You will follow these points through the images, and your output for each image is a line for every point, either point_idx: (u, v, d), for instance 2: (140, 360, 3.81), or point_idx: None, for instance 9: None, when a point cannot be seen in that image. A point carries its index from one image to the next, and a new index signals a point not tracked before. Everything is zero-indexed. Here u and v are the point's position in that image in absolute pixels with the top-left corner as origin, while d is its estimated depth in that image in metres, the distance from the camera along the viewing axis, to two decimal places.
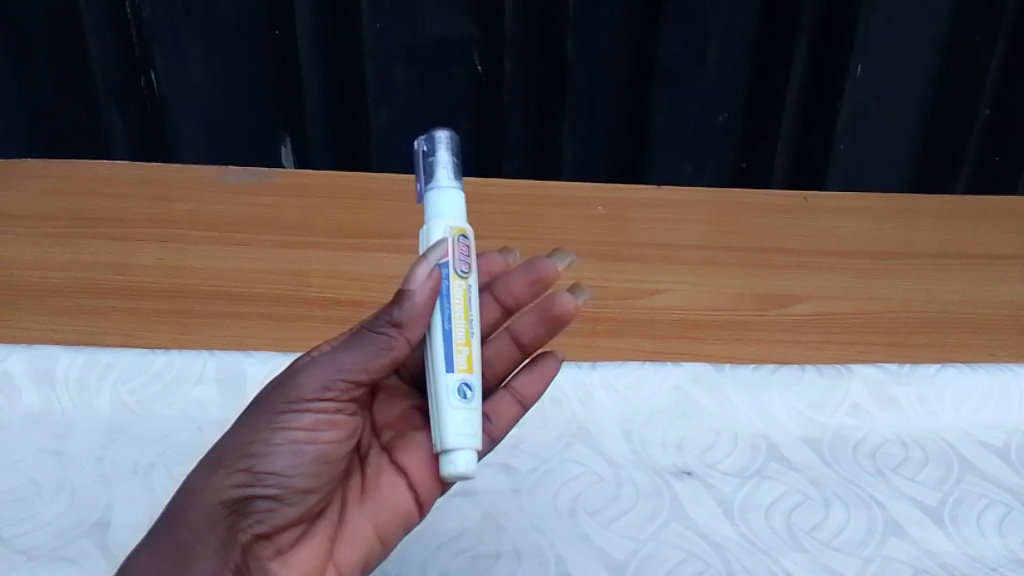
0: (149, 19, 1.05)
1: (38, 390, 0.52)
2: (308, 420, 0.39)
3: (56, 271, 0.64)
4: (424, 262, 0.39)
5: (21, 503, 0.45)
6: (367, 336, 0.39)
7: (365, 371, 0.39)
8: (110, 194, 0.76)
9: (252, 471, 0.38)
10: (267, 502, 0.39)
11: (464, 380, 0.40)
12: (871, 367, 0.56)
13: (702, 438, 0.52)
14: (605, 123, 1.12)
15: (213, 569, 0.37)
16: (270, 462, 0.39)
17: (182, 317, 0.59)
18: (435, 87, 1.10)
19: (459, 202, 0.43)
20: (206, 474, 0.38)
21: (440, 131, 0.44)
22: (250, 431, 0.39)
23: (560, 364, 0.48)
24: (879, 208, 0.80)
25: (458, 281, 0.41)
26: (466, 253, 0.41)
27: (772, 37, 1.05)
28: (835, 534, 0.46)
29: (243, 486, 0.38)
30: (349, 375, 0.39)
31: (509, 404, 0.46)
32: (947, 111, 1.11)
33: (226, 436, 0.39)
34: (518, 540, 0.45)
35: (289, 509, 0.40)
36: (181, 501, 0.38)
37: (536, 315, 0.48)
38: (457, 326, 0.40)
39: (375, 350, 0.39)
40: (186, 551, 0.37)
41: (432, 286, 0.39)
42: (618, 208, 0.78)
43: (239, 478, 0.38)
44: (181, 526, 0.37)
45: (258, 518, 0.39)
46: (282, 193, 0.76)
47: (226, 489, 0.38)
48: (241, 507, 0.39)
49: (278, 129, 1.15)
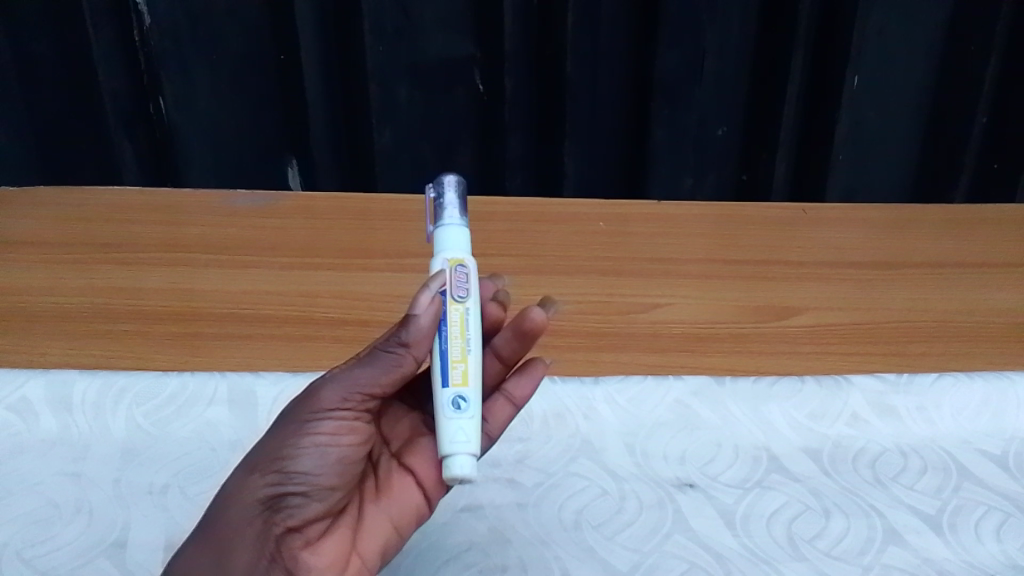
0: (156, 46, 1.07)
1: (56, 414, 0.53)
2: (331, 425, 0.40)
3: (70, 297, 0.66)
4: (427, 289, 0.41)
5: (40, 525, 0.46)
6: (378, 355, 0.41)
7: (378, 385, 0.41)
8: (121, 220, 0.77)
9: (282, 471, 0.39)
10: (296, 499, 0.40)
11: (459, 393, 0.40)
12: (870, 377, 0.58)
13: (704, 450, 0.53)
14: (606, 139, 1.13)
15: (249, 563, 0.38)
16: (299, 461, 0.39)
17: (193, 339, 0.61)
18: (437, 106, 1.12)
19: (464, 238, 0.45)
20: (241, 476, 0.40)
21: (448, 177, 0.48)
22: (280, 437, 0.40)
23: (546, 369, 0.48)
24: (878, 218, 0.81)
25: (456, 305, 0.42)
26: (464, 280, 0.42)
27: (768, 51, 1.07)
28: (834, 543, 0.47)
29: (277, 481, 0.39)
30: (362, 389, 0.41)
31: (504, 407, 0.47)
32: (945, 120, 1.12)
33: (258, 443, 0.41)
34: (524, 554, 0.46)
35: (317, 504, 0.40)
36: (220, 502, 0.40)
37: (509, 330, 0.47)
38: (452, 344, 0.41)
39: (384, 366, 0.41)
40: (225, 546, 0.39)
41: (433, 309, 0.41)
42: (619, 224, 0.79)
43: (271, 479, 0.39)
44: (219, 526, 0.39)
45: (290, 512, 0.39)
46: (290, 216, 0.78)
47: (261, 486, 0.39)
48: (274, 502, 0.39)
49: (284, 151, 1.17)
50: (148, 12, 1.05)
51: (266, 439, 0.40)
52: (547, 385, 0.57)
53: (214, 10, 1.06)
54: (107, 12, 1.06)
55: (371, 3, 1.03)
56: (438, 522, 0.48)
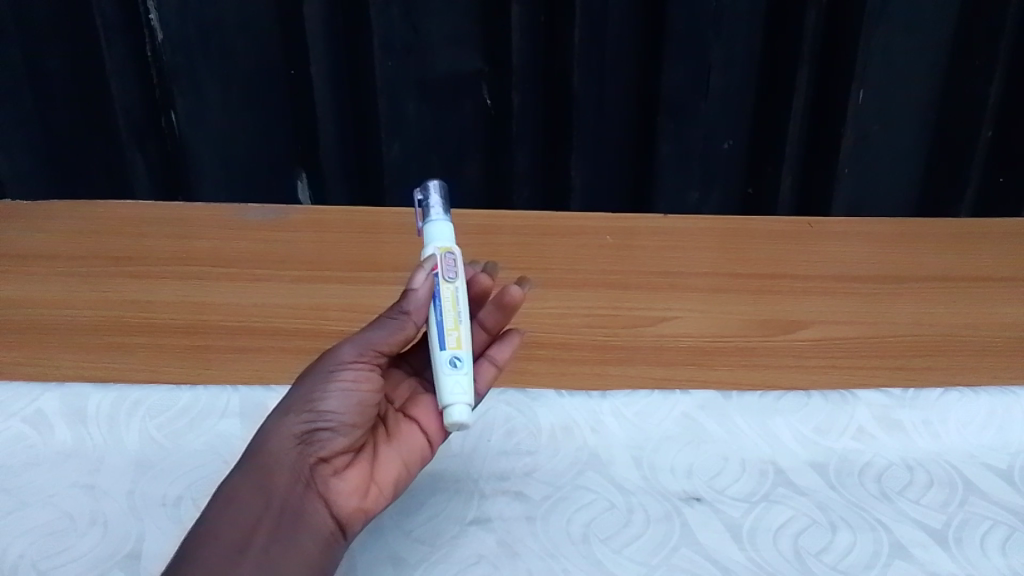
0: (168, 61, 1.08)
1: (71, 427, 0.54)
2: (354, 373, 0.45)
3: (84, 310, 0.67)
4: (420, 268, 0.47)
5: (55, 537, 0.47)
6: (386, 319, 0.46)
7: (388, 344, 0.45)
8: (134, 233, 0.79)
9: (312, 411, 0.44)
10: (325, 435, 0.43)
11: (455, 354, 0.44)
12: (875, 392, 0.58)
13: (712, 464, 0.53)
14: (613, 154, 1.14)
15: (287, 485, 0.42)
16: (327, 402, 0.44)
17: (205, 352, 0.61)
18: (446, 121, 1.13)
19: (449, 231, 0.50)
20: (278, 416, 0.44)
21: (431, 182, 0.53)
22: (308, 384, 0.44)
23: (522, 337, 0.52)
24: (883, 232, 0.82)
25: (447, 285, 0.47)
26: (453, 264, 0.47)
27: (775, 66, 1.07)
28: (841, 557, 0.47)
29: (309, 418, 0.43)
30: (374, 346, 0.45)
31: (487, 369, 0.50)
32: (951, 135, 1.12)
33: (289, 391, 0.45)
34: (533, 566, 0.46)
35: (343, 439, 0.44)
36: (259, 438, 0.44)
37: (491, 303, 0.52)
38: (446, 314, 0.46)
39: (391, 328, 0.46)
40: (268, 469, 0.42)
41: (428, 284, 0.46)
42: (626, 237, 0.80)
43: (303, 417, 0.43)
44: (262, 452, 0.43)
45: (321, 445, 0.43)
46: (300, 229, 0.79)
47: (296, 423, 0.43)
48: (308, 436, 0.43)
49: (294, 165, 1.19)
50: (160, 28, 1.07)
51: (296, 387, 0.45)
52: (555, 399, 0.58)
53: (226, 27, 1.07)
54: (120, 28, 1.08)
55: (381, 20, 1.05)
56: (448, 535, 0.48)
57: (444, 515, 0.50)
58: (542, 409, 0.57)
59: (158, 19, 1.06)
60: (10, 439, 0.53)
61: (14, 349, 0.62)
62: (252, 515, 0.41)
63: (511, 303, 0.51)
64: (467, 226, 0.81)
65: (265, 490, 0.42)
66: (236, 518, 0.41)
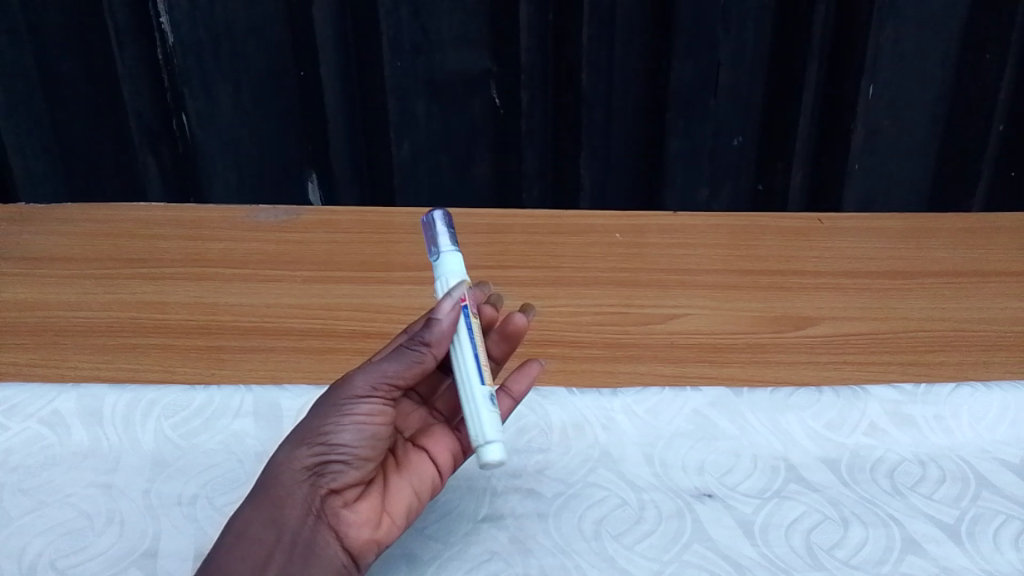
0: (179, 64, 1.09)
1: (87, 427, 0.55)
2: (369, 407, 0.43)
3: (99, 312, 0.67)
4: (449, 298, 0.46)
5: (73, 535, 0.47)
6: (403, 350, 0.45)
7: (404, 377, 0.44)
8: (147, 235, 0.79)
9: (326, 443, 0.43)
10: (338, 468, 0.43)
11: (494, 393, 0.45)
12: (887, 387, 0.58)
13: (723, 461, 0.53)
14: (621, 151, 1.15)
15: (299, 520, 0.41)
16: (341, 435, 0.43)
17: (218, 353, 0.62)
18: (455, 121, 1.13)
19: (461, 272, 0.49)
20: (289, 446, 0.43)
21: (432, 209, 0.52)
22: (322, 414, 0.43)
23: (541, 366, 0.53)
24: (894, 227, 0.82)
25: (476, 322, 0.47)
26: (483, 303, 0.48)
27: (785, 61, 1.07)
28: (853, 552, 0.47)
29: (322, 451, 0.42)
30: (390, 379, 0.44)
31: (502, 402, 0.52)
32: (961, 128, 1.12)
33: (302, 418, 0.44)
34: (545, 563, 0.47)
35: (355, 472, 0.44)
36: (270, 469, 0.42)
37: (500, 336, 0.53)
38: (482, 352, 0.45)
39: (408, 360, 0.44)
40: (281, 504, 0.41)
41: (452, 317, 0.45)
42: (635, 235, 0.80)
43: (316, 449, 0.42)
44: (274, 484, 0.42)
45: (333, 477, 0.43)
46: (311, 230, 0.80)
47: (308, 455, 0.42)
48: (320, 468, 0.43)
49: (305, 165, 1.19)
50: (172, 31, 1.07)
51: (310, 415, 0.43)
52: (565, 396, 0.58)
53: (236, 30, 1.08)
54: (131, 32, 1.09)
55: (389, 21, 1.05)
56: (460, 533, 0.49)
57: (456, 513, 0.50)
58: (552, 407, 0.57)
59: (169, 23, 1.07)
60: (28, 440, 0.54)
61: (30, 350, 0.63)
62: (262, 549, 0.40)
63: (515, 334, 0.53)
64: (477, 226, 0.81)
65: (276, 528, 0.41)
66: (247, 553, 0.40)
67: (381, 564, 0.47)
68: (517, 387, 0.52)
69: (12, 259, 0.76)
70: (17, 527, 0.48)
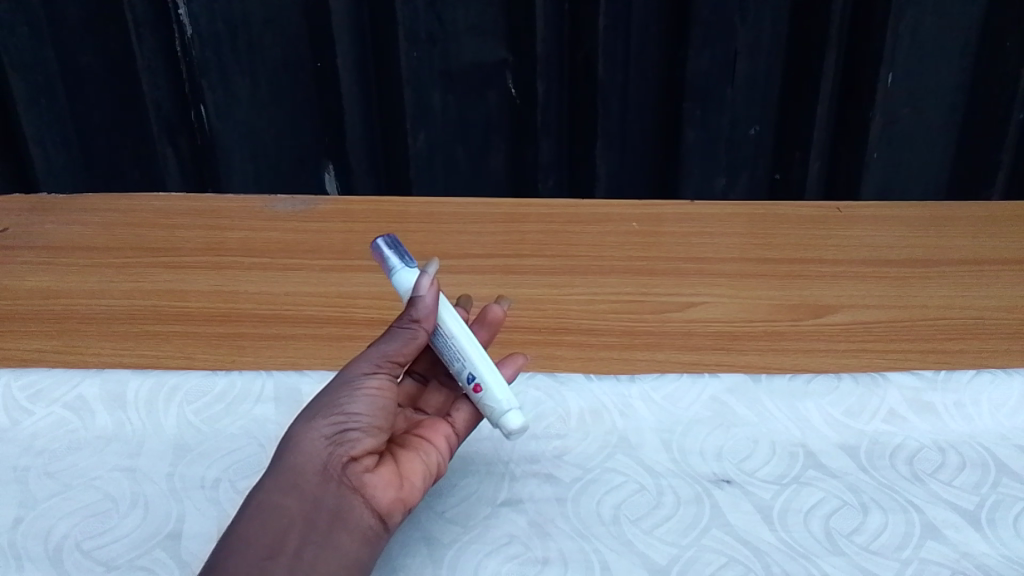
0: (197, 56, 1.10)
1: (111, 412, 0.55)
2: (377, 380, 0.45)
3: (120, 300, 0.68)
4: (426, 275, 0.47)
5: (97, 517, 0.48)
6: (396, 330, 0.46)
7: (404, 353, 0.45)
8: (166, 225, 0.80)
9: (340, 413, 0.43)
10: (355, 435, 0.43)
11: None
12: (907, 374, 0.58)
13: (741, 447, 0.53)
14: (637, 141, 1.15)
15: (320, 485, 0.41)
16: (354, 405, 0.43)
17: (238, 340, 0.62)
18: (471, 111, 1.14)
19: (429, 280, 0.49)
20: (304, 421, 0.43)
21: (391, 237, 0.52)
22: (332, 393, 0.44)
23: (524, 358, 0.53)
24: (913, 215, 0.81)
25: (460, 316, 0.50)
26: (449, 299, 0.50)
27: (803, 50, 1.06)
28: (872, 538, 0.47)
29: (339, 420, 0.43)
30: (392, 355, 0.45)
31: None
32: (982, 117, 1.11)
33: (311, 402, 0.44)
34: (564, 546, 0.47)
35: (372, 440, 0.43)
36: (286, 443, 0.42)
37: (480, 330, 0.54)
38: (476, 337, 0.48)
39: (405, 337, 0.45)
40: (298, 473, 0.41)
41: (431, 291, 0.47)
42: (652, 224, 0.80)
43: (332, 420, 0.43)
44: (290, 457, 0.42)
45: (352, 444, 0.43)
46: (329, 220, 0.80)
47: (325, 425, 0.42)
48: (338, 437, 0.42)
49: (322, 157, 1.20)
50: (189, 23, 1.08)
51: (319, 395, 0.44)
52: (582, 382, 0.58)
53: (254, 22, 1.08)
54: (150, 25, 1.09)
55: (406, 12, 1.05)
56: (479, 516, 0.49)
57: (475, 497, 0.50)
58: (570, 393, 0.58)
59: (188, 14, 1.07)
60: (53, 425, 0.55)
61: (53, 337, 0.64)
62: (283, 518, 0.40)
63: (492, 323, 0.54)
64: (493, 216, 0.82)
65: (296, 495, 0.41)
66: (267, 520, 0.40)
67: (401, 547, 0.47)
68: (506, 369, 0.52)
69: (34, 248, 0.76)
70: (43, 509, 0.49)
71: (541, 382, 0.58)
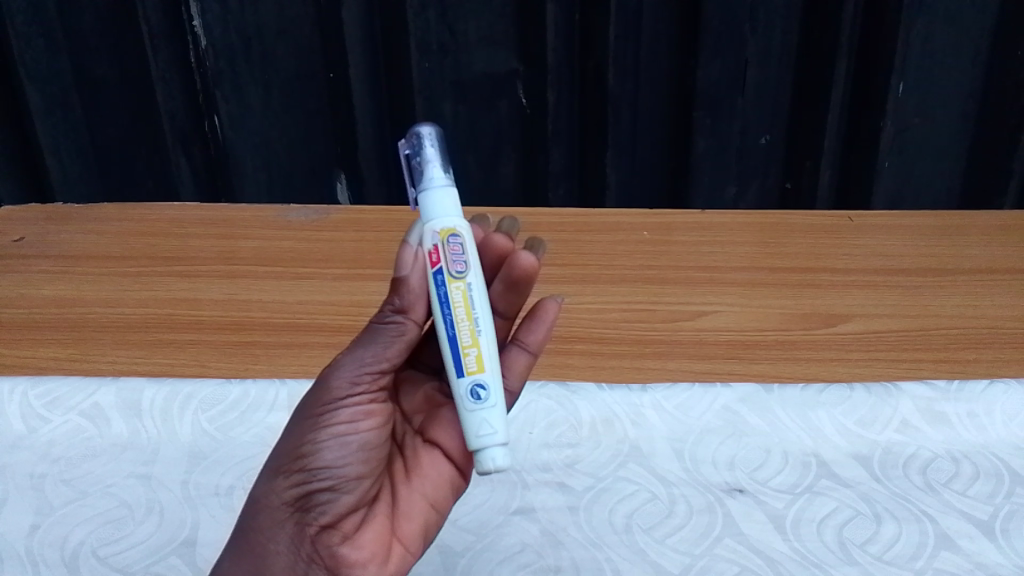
0: (211, 67, 1.11)
1: (127, 419, 0.56)
2: (349, 414, 0.41)
3: (135, 309, 0.69)
4: (409, 248, 0.42)
5: (114, 524, 0.49)
6: (378, 330, 0.42)
7: (384, 359, 0.42)
8: (180, 235, 0.81)
9: (305, 468, 0.40)
10: (325, 494, 0.40)
11: (477, 381, 0.41)
12: (919, 384, 0.58)
13: (754, 456, 0.53)
14: (648, 150, 1.15)
15: (287, 565, 0.40)
16: (322, 456, 0.40)
17: (252, 348, 0.63)
18: (482, 120, 1.14)
19: (455, 202, 0.43)
20: (265, 481, 0.40)
21: (423, 136, 0.46)
22: (297, 436, 0.41)
23: (556, 307, 0.49)
24: (924, 224, 0.81)
25: (455, 283, 0.42)
26: (461, 251, 0.42)
27: (814, 60, 1.06)
28: (886, 548, 0.47)
29: (304, 481, 0.40)
30: (370, 368, 0.42)
31: (519, 357, 0.48)
32: (996, 126, 1.11)
33: (277, 445, 0.41)
34: (577, 555, 0.47)
35: (347, 497, 0.41)
36: (248, 508, 0.40)
37: (504, 283, 0.47)
38: (460, 330, 0.41)
39: (385, 342, 0.42)
40: (262, 552, 0.39)
41: (417, 266, 0.42)
42: (662, 233, 0.81)
43: (294, 481, 0.40)
44: (254, 531, 0.40)
45: (321, 511, 0.40)
46: (341, 230, 0.81)
47: (287, 488, 0.40)
48: (304, 502, 0.40)
49: (334, 166, 1.21)
50: (204, 34, 1.09)
51: (284, 440, 0.41)
52: (595, 391, 0.58)
53: (267, 33, 1.09)
54: (165, 35, 1.11)
55: (417, 22, 1.06)
56: (493, 525, 0.49)
57: (488, 505, 0.50)
58: (583, 402, 0.58)
59: (201, 25, 1.09)
60: (69, 432, 0.55)
61: (69, 345, 0.64)
62: None
63: (523, 278, 0.46)
64: None
65: None
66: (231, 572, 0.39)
67: None
68: (533, 338, 0.49)
69: (50, 256, 0.77)
70: (60, 516, 0.49)
71: (560, 392, 0.58)
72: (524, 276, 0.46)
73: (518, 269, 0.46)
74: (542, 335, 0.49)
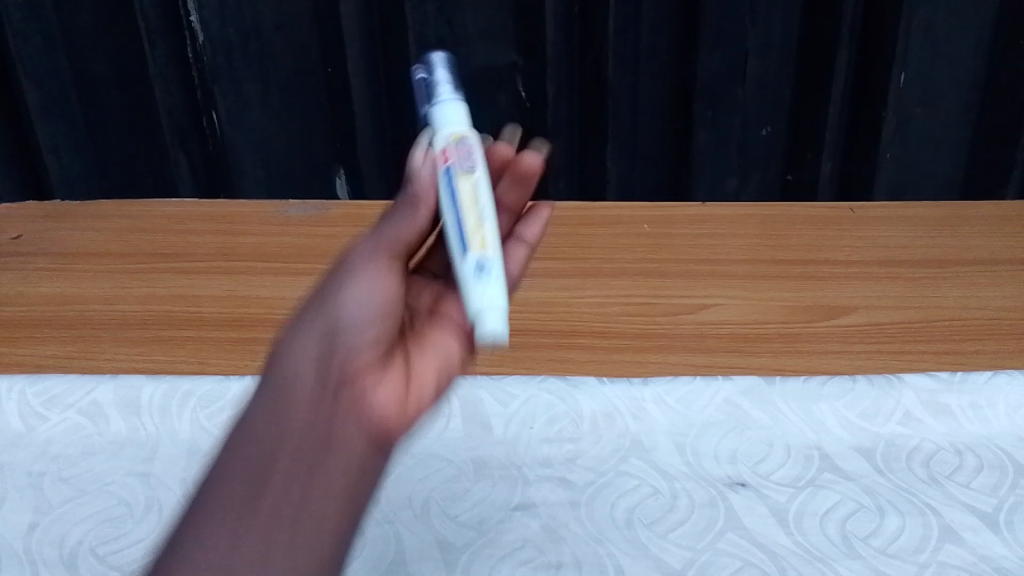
0: (210, 63, 1.11)
1: (126, 417, 0.56)
2: (313, 304, 0.40)
3: (135, 306, 0.68)
4: (423, 149, 0.44)
5: (113, 521, 0.48)
6: (354, 249, 0.42)
7: (362, 253, 0.42)
8: (180, 231, 0.80)
9: (279, 359, 0.38)
10: (301, 363, 0.38)
11: (480, 256, 0.39)
12: (922, 375, 0.57)
13: (756, 449, 0.53)
14: (646, 142, 1.14)
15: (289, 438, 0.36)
16: (291, 342, 0.39)
17: (252, 344, 0.63)
18: (481, 114, 1.14)
19: (464, 112, 0.46)
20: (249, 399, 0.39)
21: (437, 60, 0.49)
22: (272, 350, 0.39)
23: (550, 215, 0.50)
24: (928, 215, 0.81)
25: (464, 174, 0.42)
26: (471, 151, 0.43)
27: (813, 49, 1.06)
28: (889, 541, 0.47)
29: (281, 364, 0.38)
30: (339, 271, 0.41)
31: (518, 248, 0.47)
32: (1001, 118, 1.10)
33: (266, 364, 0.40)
34: (579, 551, 0.47)
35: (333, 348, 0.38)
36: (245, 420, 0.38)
37: (508, 179, 0.48)
38: (466, 208, 0.40)
39: (362, 250, 0.42)
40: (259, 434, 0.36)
41: (428, 163, 0.44)
42: (664, 226, 0.80)
43: (270, 374, 0.38)
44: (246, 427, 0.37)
45: (306, 377, 0.37)
46: (340, 225, 0.80)
47: (267, 378, 0.38)
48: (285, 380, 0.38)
49: (333, 163, 1.21)
50: (201, 29, 1.09)
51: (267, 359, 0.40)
52: (596, 385, 0.58)
53: (264, 28, 1.09)
54: (161, 31, 1.11)
55: (416, 15, 1.06)
56: (494, 521, 0.49)
57: (489, 501, 0.50)
58: (583, 396, 0.57)
59: (199, 21, 1.09)
60: (68, 430, 0.55)
61: (68, 343, 0.64)
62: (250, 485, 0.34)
63: (527, 173, 0.48)
64: None
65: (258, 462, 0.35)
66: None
67: (416, 552, 0.47)
68: (531, 231, 0.48)
69: (48, 254, 0.77)
70: (58, 515, 0.49)
71: (559, 386, 0.58)
72: (529, 170, 0.47)
73: (523, 164, 0.47)
74: (538, 231, 0.49)
